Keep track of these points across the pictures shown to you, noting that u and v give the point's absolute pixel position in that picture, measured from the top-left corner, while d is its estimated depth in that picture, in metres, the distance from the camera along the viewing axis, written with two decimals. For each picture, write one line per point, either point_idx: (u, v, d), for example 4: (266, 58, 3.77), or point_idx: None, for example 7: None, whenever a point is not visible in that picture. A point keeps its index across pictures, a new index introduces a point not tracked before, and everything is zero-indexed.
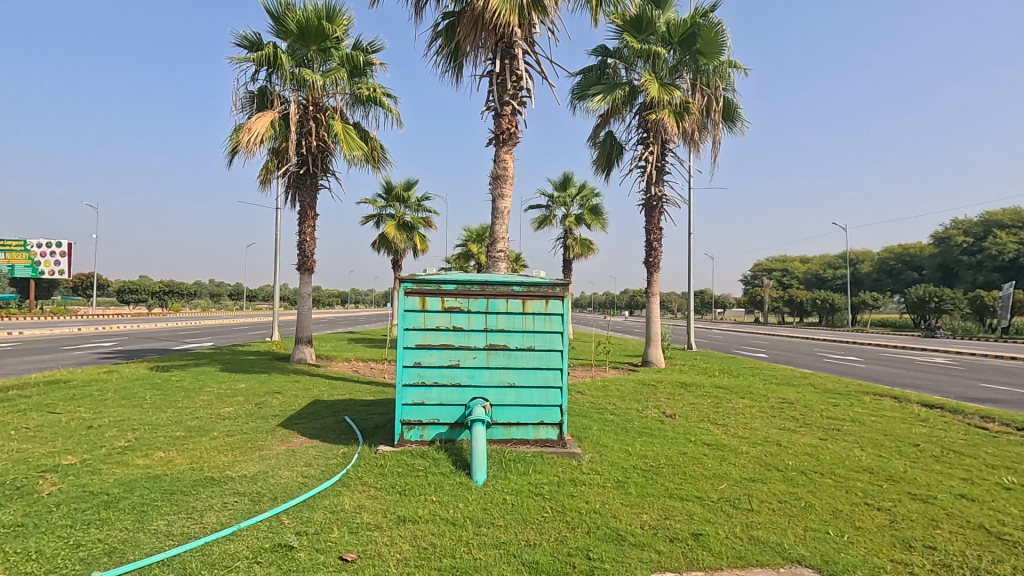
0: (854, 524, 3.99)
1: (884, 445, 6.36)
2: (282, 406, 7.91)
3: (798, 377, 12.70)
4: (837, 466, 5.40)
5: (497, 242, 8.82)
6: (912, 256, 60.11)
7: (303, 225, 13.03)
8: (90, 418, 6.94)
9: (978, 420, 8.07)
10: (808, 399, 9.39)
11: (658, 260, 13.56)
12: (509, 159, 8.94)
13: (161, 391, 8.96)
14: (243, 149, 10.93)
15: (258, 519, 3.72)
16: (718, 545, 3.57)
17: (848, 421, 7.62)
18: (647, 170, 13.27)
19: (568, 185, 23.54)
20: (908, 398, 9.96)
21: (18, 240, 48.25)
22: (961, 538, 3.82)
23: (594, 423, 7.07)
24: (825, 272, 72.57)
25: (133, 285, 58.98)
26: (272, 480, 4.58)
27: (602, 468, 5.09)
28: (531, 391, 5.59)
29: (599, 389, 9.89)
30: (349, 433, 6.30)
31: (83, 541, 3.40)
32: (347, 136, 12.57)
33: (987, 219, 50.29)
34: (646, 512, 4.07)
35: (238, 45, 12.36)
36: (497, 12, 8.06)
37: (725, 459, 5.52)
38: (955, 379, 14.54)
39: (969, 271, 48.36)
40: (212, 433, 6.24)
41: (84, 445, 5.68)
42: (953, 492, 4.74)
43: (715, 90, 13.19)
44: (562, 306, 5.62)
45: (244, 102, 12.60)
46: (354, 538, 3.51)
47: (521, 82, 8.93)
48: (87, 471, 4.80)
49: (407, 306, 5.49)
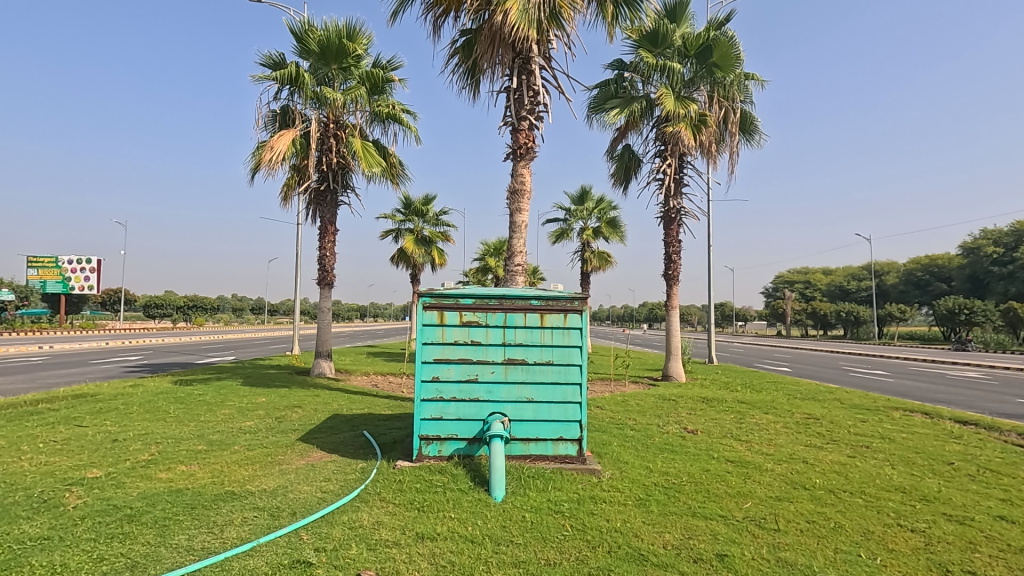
0: (886, 547, 3.84)
1: (916, 463, 6.16)
2: (300, 420, 7.94)
3: (823, 391, 12.35)
4: (868, 485, 5.22)
5: (515, 256, 8.82)
6: (939, 267, 58.50)
7: (323, 239, 13.22)
8: (116, 432, 7.05)
9: (1014, 437, 7.77)
10: (835, 415, 9.13)
11: (677, 273, 13.42)
12: (526, 173, 8.97)
13: (183, 404, 9.08)
14: (266, 165, 11.12)
15: (276, 534, 3.72)
16: (745, 566, 3.47)
17: (877, 438, 7.39)
18: (665, 183, 13.20)
19: (585, 199, 23.58)
20: (939, 414, 9.60)
21: (50, 257, 50.13)
22: (1001, 562, 3.64)
23: (614, 438, 6.99)
24: (849, 283, 71.11)
25: (158, 300, 60.49)
26: (291, 495, 4.59)
27: (622, 485, 5.01)
28: (550, 406, 5.53)
29: (619, 404, 9.76)
30: (367, 448, 6.30)
31: (107, 554, 3.43)
32: (366, 153, 12.75)
33: (1017, 228, 48.78)
34: (669, 531, 3.98)
35: (262, 65, 12.69)
36: (515, 28, 8.08)
37: (749, 476, 5.39)
38: (990, 394, 14.01)
39: (1000, 282, 46.93)
40: (233, 447, 6.30)
41: (109, 458, 5.76)
42: (991, 514, 4.55)
43: (733, 102, 13.15)
44: (580, 320, 5.58)
45: (266, 120, 12.90)
46: (372, 555, 3.49)
47: (538, 97, 8.97)
48: (111, 485, 4.87)
49: (426, 320, 5.49)
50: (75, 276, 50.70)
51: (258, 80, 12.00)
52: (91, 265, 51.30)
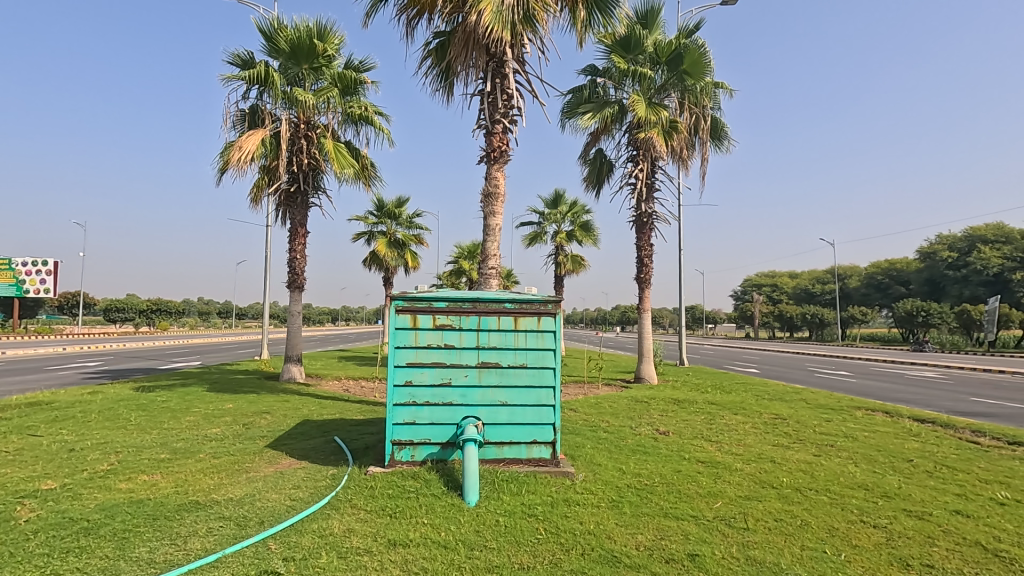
0: (850, 543, 3.95)
1: (878, 460, 6.36)
2: (269, 426, 7.76)
3: (790, 392, 12.68)
4: (832, 483, 5.37)
5: (489, 260, 8.80)
6: (898, 271, 60.76)
7: (293, 242, 12.98)
8: (73, 441, 6.78)
9: (968, 434, 8.10)
10: (801, 414, 9.38)
11: (649, 276, 13.60)
12: (500, 176, 8.97)
13: (145, 411, 8.77)
14: (234, 166, 10.86)
15: (243, 544, 3.62)
16: (715, 565, 3.51)
17: (841, 437, 7.62)
18: (637, 187, 13.39)
19: (559, 202, 23.74)
20: (899, 413, 9.95)
21: (3, 258, 47.90)
22: (958, 555, 3.79)
23: (588, 440, 7.03)
24: (814, 287, 73.21)
25: (120, 304, 58.30)
26: (259, 503, 4.47)
27: (595, 487, 5.03)
28: (524, 409, 5.53)
29: (592, 407, 9.83)
30: (339, 454, 6.20)
31: (61, 570, 3.28)
32: (338, 154, 12.58)
33: (970, 234, 50.98)
34: (642, 532, 4.02)
35: (230, 63, 12.42)
36: (488, 29, 8.09)
37: (719, 476, 5.49)
38: (946, 393, 14.59)
39: (955, 285, 48.93)
40: (198, 455, 6.12)
41: (65, 469, 5.52)
42: (948, 508, 4.72)
43: (703, 109, 13.36)
44: (554, 323, 5.60)
45: (235, 120, 12.63)
46: (343, 563, 3.42)
47: (512, 101, 8.97)
48: (67, 496, 4.66)
49: (399, 323, 5.44)
50: (30, 278, 48.57)
51: (225, 78, 11.74)
52: (47, 266, 49.21)
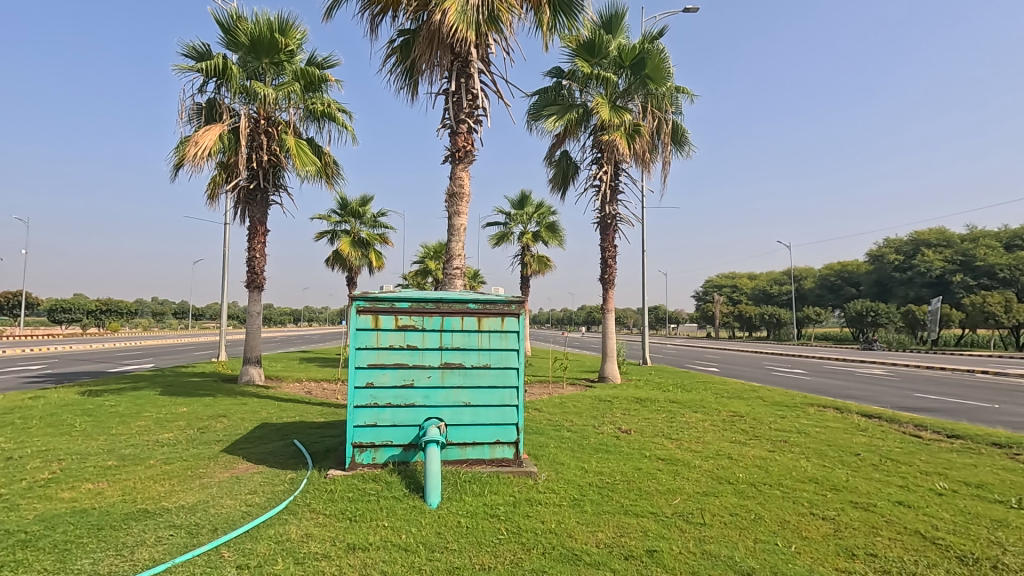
0: (800, 534, 4.10)
1: (828, 454, 6.62)
2: (225, 430, 7.52)
3: (747, 390, 13.07)
4: (785, 477, 5.56)
5: (453, 260, 8.76)
6: (850, 273, 63.34)
7: (252, 240, 12.62)
8: (11, 449, 6.42)
9: (911, 428, 8.52)
10: (758, 412, 9.67)
11: (613, 277, 13.79)
12: (465, 176, 8.94)
13: (92, 417, 8.38)
14: (190, 161, 10.50)
15: (195, 553, 3.50)
16: (672, 560, 3.59)
17: (794, 432, 7.90)
18: (601, 189, 13.56)
19: (525, 203, 23.83)
20: (849, 409, 10.38)
21: None
22: (899, 544, 3.98)
23: (551, 440, 7.08)
24: (771, 288, 75.64)
25: (66, 304, 55.53)
26: (212, 510, 4.33)
27: (558, 486, 5.07)
28: (487, 410, 5.53)
29: (556, 406, 9.90)
30: (298, 457, 6.06)
31: None
32: (299, 151, 12.30)
33: (915, 238, 53.56)
34: (602, 529, 4.07)
35: (186, 56, 12.00)
36: (453, 28, 8.06)
37: (678, 473, 5.61)
38: (893, 389, 15.30)
39: (901, 287, 51.37)
40: (148, 461, 5.89)
41: (1, 478, 5.23)
42: (891, 499, 4.95)
43: (665, 113, 13.63)
44: (518, 323, 5.61)
45: (191, 114, 12.20)
46: (299, 569, 3.35)
47: (477, 101, 8.96)
48: (2, 507, 4.41)
49: (360, 324, 5.36)
50: None
51: (180, 71, 11.34)
52: None
